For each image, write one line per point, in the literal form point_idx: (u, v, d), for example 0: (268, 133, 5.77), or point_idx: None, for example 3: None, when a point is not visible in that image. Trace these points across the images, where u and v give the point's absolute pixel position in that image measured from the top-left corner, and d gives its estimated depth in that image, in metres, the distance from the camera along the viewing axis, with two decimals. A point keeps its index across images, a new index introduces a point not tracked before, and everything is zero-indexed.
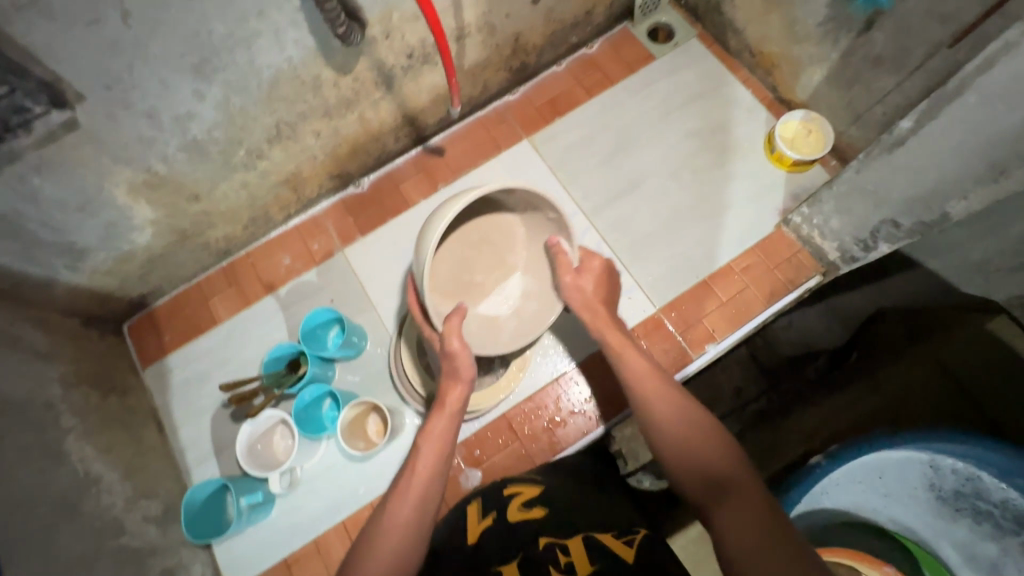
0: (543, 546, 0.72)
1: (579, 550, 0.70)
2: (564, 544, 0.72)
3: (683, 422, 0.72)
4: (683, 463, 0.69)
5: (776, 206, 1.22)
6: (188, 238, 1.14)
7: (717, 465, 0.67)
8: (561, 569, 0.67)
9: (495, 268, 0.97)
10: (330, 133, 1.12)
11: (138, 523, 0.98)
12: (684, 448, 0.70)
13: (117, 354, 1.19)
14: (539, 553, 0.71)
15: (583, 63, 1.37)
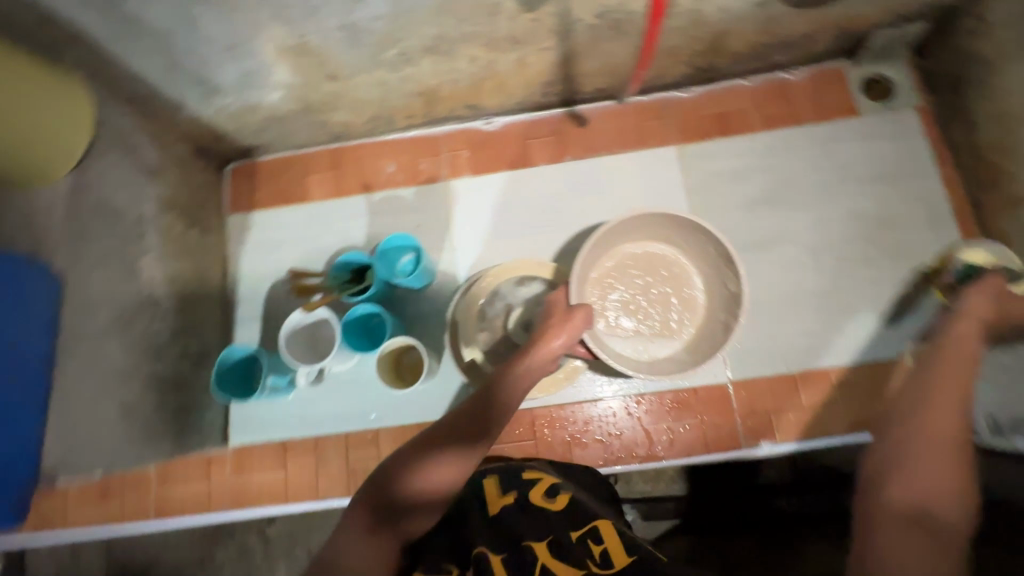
0: (574, 538, 0.72)
1: (615, 547, 0.70)
2: (592, 532, 0.73)
3: (945, 434, 0.65)
4: (913, 454, 0.65)
5: (912, 333, 1.07)
6: (312, 111, 1.12)
7: (944, 491, 0.61)
8: (595, 565, 0.69)
9: (659, 326, 1.06)
10: (484, 64, 1.04)
11: (175, 356, 1.03)
12: (919, 443, 0.65)
13: (212, 191, 1.22)
14: (571, 546, 0.71)
15: (775, 88, 1.20)
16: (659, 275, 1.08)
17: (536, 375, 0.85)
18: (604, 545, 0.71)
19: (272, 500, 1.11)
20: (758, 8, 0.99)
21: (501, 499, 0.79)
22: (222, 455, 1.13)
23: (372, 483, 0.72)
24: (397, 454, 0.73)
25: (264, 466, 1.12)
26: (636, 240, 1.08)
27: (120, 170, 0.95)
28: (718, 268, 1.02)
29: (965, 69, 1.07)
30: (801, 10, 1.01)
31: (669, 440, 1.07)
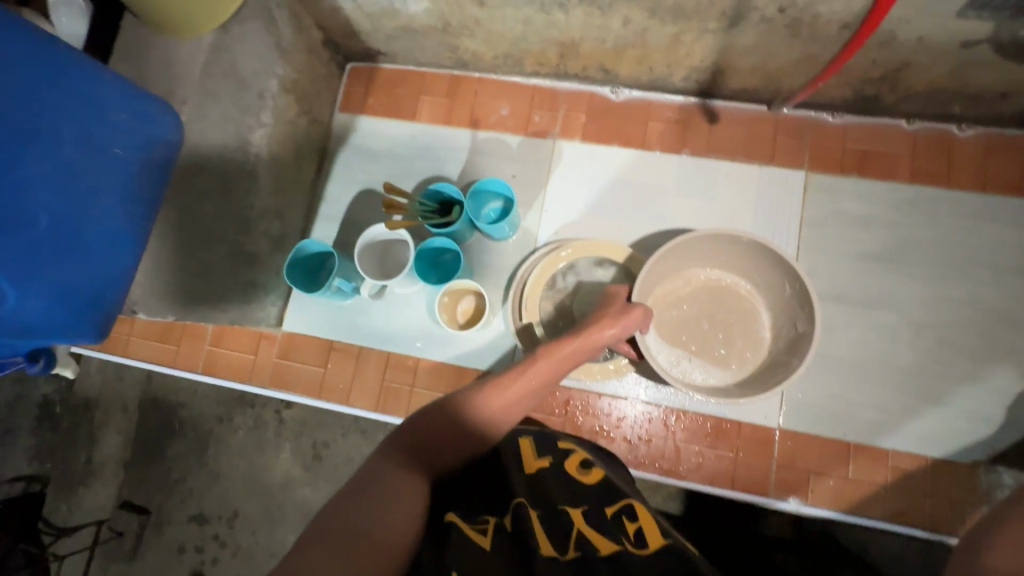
0: (610, 512, 0.65)
1: (651, 527, 0.64)
2: (630, 509, 0.66)
3: None
4: None
5: (995, 445, 0.98)
6: (447, 32, 1.10)
7: None
8: (631, 542, 0.61)
9: (714, 349, 1.02)
10: (636, 30, 0.98)
11: (258, 232, 1.07)
12: None
13: (329, 85, 1.23)
14: (609, 522, 0.64)
15: (937, 141, 1.08)
16: (731, 305, 1.03)
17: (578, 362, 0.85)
18: (640, 525, 0.64)
19: (306, 391, 1.16)
20: (960, 47, 0.87)
21: (536, 462, 0.72)
22: (273, 335, 1.19)
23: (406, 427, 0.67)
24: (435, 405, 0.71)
25: (307, 358, 1.17)
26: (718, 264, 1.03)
27: (258, 40, 0.96)
28: (790, 306, 0.97)
29: None
30: (1008, 63, 0.88)
31: (696, 463, 1.05)
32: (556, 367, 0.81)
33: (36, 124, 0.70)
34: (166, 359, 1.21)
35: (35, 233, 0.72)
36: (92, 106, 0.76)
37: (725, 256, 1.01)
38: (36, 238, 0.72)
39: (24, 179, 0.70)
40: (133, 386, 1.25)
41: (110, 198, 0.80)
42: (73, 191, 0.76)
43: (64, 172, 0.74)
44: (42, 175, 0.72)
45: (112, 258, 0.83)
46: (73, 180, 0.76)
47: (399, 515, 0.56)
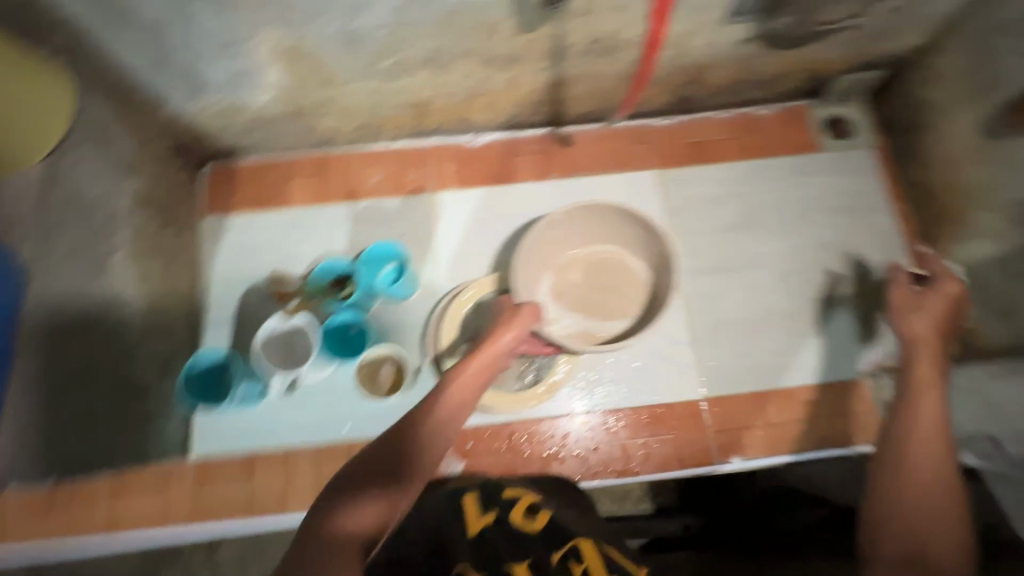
0: (556, 557, 0.70)
1: (594, 564, 0.69)
2: (577, 550, 0.72)
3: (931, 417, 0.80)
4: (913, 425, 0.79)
5: (872, 356, 1.13)
6: (301, 115, 1.11)
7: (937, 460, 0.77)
8: None
9: (608, 308, 1.11)
10: (479, 80, 1.07)
11: (141, 359, 0.98)
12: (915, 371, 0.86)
13: (189, 190, 1.18)
14: (555, 568, 0.68)
15: (749, 121, 1.27)
16: (608, 271, 1.13)
17: (489, 375, 0.84)
18: (586, 565, 0.69)
19: (236, 516, 1.05)
20: (739, 45, 1.06)
21: (480, 518, 0.78)
22: (184, 467, 1.07)
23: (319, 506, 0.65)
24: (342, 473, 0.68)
25: (229, 479, 1.07)
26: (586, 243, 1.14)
27: (98, 160, 0.91)
28: (647, 244, 1.09)
29: (919, 114, 1.17)
30: (776, 51, 1.08)
31: (645, 454, 1.09)
32: (470, 387, 0.80)
33: None
34: None
35: None
36: None
37: (584, 233, 1.13)
38: None
39: None
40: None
41: None
42: None
43: None
44: None
45: None
46: None
47: None
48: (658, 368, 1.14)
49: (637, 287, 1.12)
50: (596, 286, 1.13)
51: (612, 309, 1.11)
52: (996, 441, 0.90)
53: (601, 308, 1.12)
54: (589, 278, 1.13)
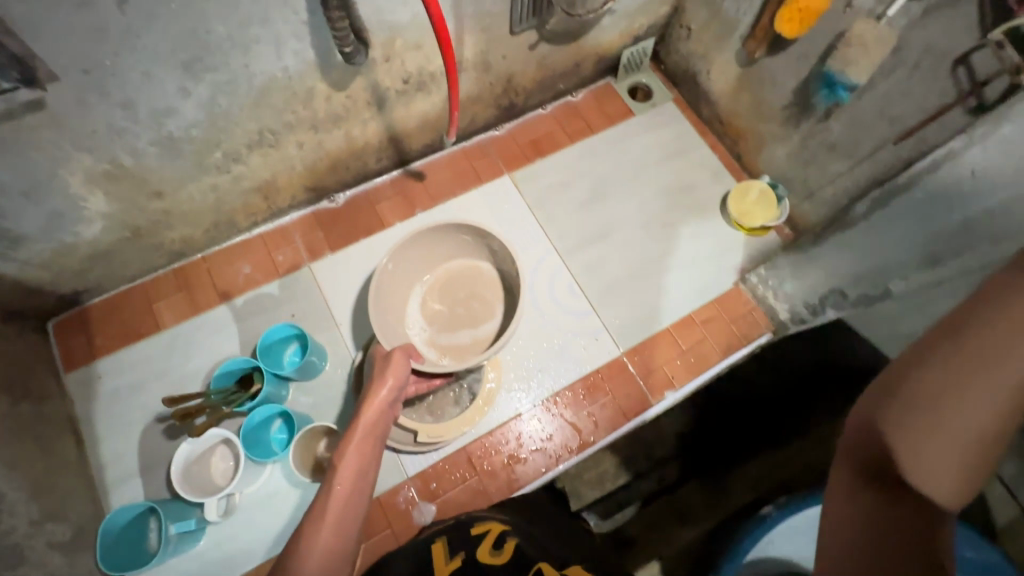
0: None
1: None
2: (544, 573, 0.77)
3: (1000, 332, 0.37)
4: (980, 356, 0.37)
5: (735, 264, 1.31)
6: (141, 235, 1.06)
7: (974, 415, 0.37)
8: None
9: (475, 313, 1.18)
10: (314, 146, 1.10)
11: (42, 551, 0.86)
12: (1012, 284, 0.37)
13: (39, 354, 1.07)
14: None
15: (566, 110, 1.44)
16: (463, 283, 1.20)
17: (382, 428, 0.83)
18: None
19: None
20: (531, 50, 1.20)
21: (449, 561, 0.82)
22: None
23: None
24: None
25: None
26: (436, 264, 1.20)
27: None
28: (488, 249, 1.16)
29: (690, 63, 1.39)
30: (562, 46, 1.24)
31: (593, 422, 1.16)
32: (364, 449, 0.78)
33: None
34: None
35: None
36: None
37: (425, 259, 1.18)
38: None
39: None
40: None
41: None
42: None
43: None
44: None
45: None
46: None
47: None
48: (573, 343, 1.22)
49: (492, 283, 1.19)
50: (459, 299, 1.19)
51: (479, 313, 1.18)
52: (839, 291, 1.06)
53: (470, 317, 1.18)
54: (450, 295, 1.19)
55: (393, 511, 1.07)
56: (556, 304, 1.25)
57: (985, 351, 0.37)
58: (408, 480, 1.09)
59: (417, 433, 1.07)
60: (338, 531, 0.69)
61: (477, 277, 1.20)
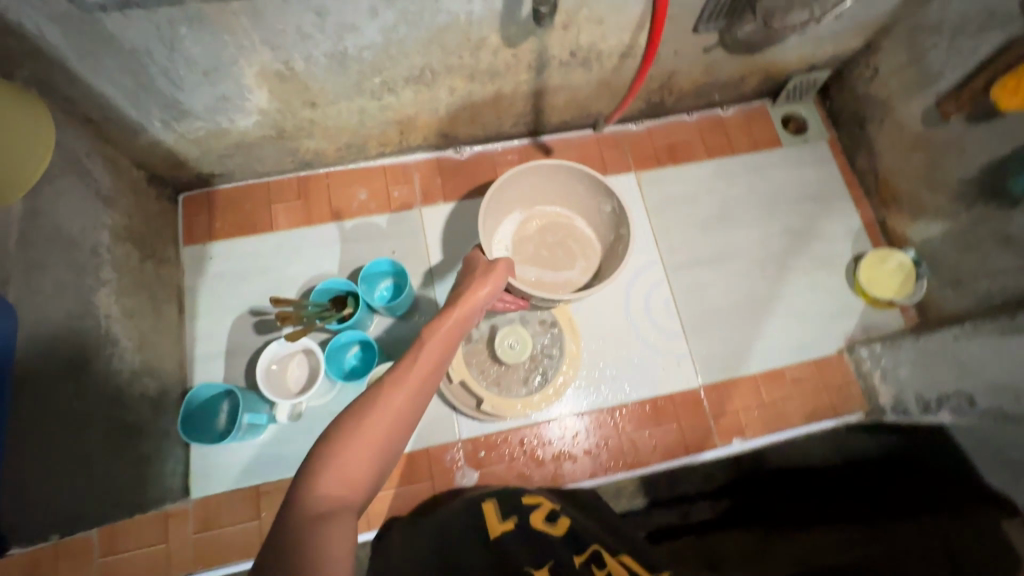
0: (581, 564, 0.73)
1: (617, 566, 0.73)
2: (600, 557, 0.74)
3: None
4: None
5: (845, 331, 1.22)
6: (284, 137, 1.10)
7: None
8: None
9: (557, 261, 1.17)
10: (463, 95, 1.09)
11: (134, 400, 0.94)
12: None
13: (166, 221, 1.14)
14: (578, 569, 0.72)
15: (713, 122, 1.36)
16: (560, 231, 1.19)
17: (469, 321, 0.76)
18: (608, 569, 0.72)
19: (246, 553, 1.02)
20: (704, 53, 1.13)
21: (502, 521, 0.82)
22: (184, 508, 1.03)
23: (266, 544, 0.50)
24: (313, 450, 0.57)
25: (234, 515, 1.04)
26: (550, 200, 1.18)
27: (77, 196, 0.87)
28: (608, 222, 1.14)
29: (862, 108, 1.28)
30: (736, 56, 1.16)
31: (652, 445, 1.13)
32: (453, 331, 0.71)
33: None
34: None
35: None
36: None
37: (539, 191, 1.16)
38: None
39: None
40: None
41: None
42: None
43: None
44: None
45: None
46: None
47: None
48: (654, 361, 1.18)
49: (585, 242, 1.18)
50: (548, 241, 1.18)
51: (564, 262, 1.17)
52: (972, 398, 0.98)
53: (557, 262, 1.17)
54: (542, 234, 1.18)
55: (438, 466, 1.09)
56: (647, 316, 1.21)
57: None
58: (459, 442, 1.10)
59: (482, 401, 1.08)
60: (414, 396, 0.62)
61: (571, 230, 1.19)
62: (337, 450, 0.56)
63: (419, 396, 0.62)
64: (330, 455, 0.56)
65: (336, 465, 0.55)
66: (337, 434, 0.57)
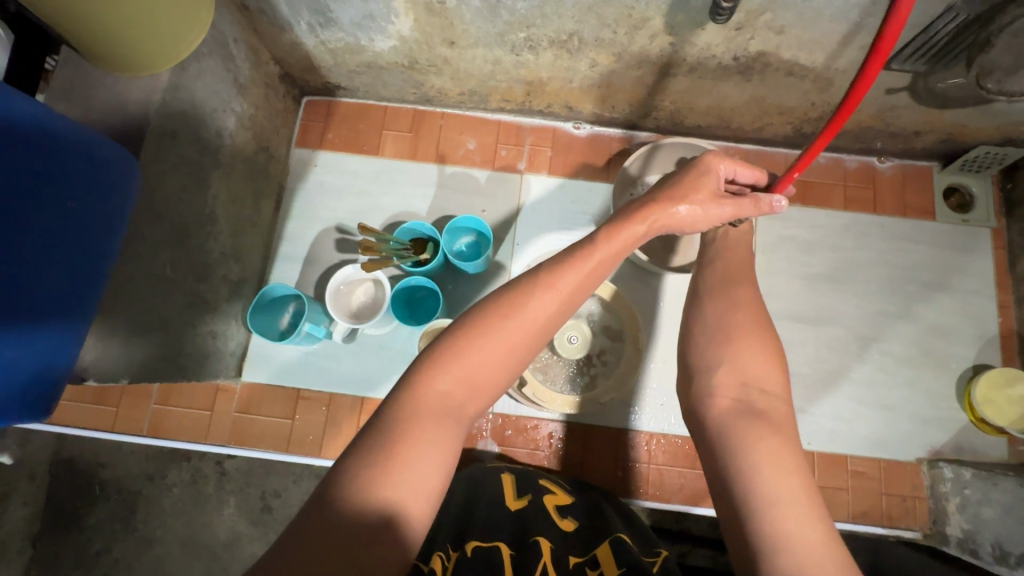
0: (576, 565, 0.71)
1: (610, 563, 0.70)
2: (594, 557, 0.72)
3: (768, 360, 0.71)
4: (738, 365, 0.70)
5: (932, 442, 1.09)
6: (413, 69, 1.09)
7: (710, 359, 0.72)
8: None
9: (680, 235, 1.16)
10: (603, 72, 1.02)
11: (218, 279, 1.01)
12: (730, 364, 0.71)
13: (286, 120, 1.18)
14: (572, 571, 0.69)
15: (862, 170, 1.21)
16: None
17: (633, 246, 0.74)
18: (601, 570, 0.70)
19: (275, 445, 1.09)
20: (885, 94, 0.99)
21: (516, 500, 0.84)
22: (232, 387, 1.12)
23: (395, 411, 0.59)
24: (423, 363, 0.63)
25: (271, 409, 1.11)
26: None
27: (215, 77, 0.91)
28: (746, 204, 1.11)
29: None
30: (922, 106, 1.01)
31: (679, 485, 1.07)
32: (626, 246, 0.72)
33: (31, 185, 0.61)
34: (100, 423, 1.11)
35: None
36: (60, 146, 0.64)
37: None
38: None
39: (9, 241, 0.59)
40: (42, 449, 1.10)
41: (71, 254, 0.66)
42: (48, 242, 0.63)
43: (57, 232, 0.64)
44: (27, 231, 0.61)
45: (65, 328, 0.68)
46: (34, 238, 0.62)
47: (420, 490, 0.55)
48: None
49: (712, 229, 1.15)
50: None
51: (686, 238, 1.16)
52: None
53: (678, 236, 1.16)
54: None
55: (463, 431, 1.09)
56: None
57: (710, 316, 0.75)
58: (490, 414, 1.10)
59: (525, 385, 1.04)
60: (551, 311, 0.66)
61: None
62: (450, 363, 0.62)
63: (524, 336, 0.64)
64: (462, 342, 0.63)
65: (447, 374, 0.62)
66: (451, 346, 0.63)
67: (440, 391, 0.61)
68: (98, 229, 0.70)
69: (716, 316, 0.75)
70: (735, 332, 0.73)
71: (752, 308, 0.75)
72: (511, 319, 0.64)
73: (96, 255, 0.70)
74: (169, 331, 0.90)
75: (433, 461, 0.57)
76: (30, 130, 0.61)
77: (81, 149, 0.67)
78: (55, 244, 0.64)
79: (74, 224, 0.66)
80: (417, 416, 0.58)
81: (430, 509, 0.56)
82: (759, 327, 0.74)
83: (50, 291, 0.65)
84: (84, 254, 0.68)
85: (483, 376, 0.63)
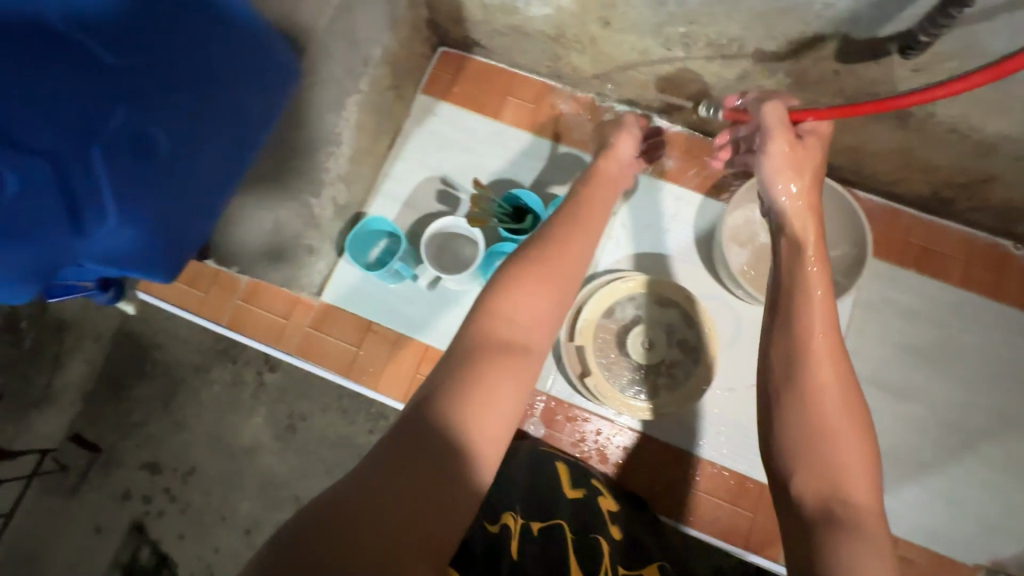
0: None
1: None
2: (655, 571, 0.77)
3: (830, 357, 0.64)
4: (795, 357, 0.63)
5: (995, 551, 1.02)
6: (557, 40, 1.09)
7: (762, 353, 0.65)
8: None
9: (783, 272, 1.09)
10: (750, 86, 0.99)
11: (329, 198, 1.05)
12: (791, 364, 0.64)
13: (419, 64, 1.21)
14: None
15: (992, 252, 1.12)
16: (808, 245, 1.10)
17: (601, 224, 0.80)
18: None
19: (336, 367, 1.14)
20: None
21: (571, 490, 0.88)
22: (310, 303, 1.16)
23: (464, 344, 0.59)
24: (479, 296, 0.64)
25: (341, 333, 1.15)
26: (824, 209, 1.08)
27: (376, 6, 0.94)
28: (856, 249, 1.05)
29: None
30: None
31: (715, 516, 1.05)
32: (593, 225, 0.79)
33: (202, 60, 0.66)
34: (187, 304, 1.18)
35: (157, 159, 0.63)
36: (239, 33, 0.69)
37: None
38: (155, 167, 0.63)
39: (179, 107, 0.65)
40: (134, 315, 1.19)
41: (229, 138, 0.71)
42: (211, 120, 0.68)
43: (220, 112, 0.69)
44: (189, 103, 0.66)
45: (212, 205, 0.72)
46: (201, 113, 0.67)
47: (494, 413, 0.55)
48: None
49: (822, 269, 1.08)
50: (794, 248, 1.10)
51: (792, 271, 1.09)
52: None
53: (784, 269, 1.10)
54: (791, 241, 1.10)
55: None
56: None
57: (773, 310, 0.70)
58: (544, 394, 1.11)
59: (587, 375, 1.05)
60: (575, 264, 0.70)
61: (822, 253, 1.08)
62: (499, 299, 0.63)
63: (562, 282, 0.67)
64: (510, 283, 0.64)
65: (501, 307, 0.62)
66: (498, 288, 0.65)
67: (504, 324, 0.61)
68: (255, 119, 0.74)
69: (788, 361, 0.60)
70: (806, 358, 0.59)
71: (832, 329, 0.61)
72: (550, 269, 0.67)
73: (247, 145, 0.74)
74: (279, 233, 0.94)
75: (504, 394, 0.56)
76: (225, 14, 0.68)
77: (261, 40, 0.72)
78: (209, 117, 0.68)
79: (232, 108, 0.70)
80: (486, 349, 0.58)
81: (498, 447, 0.54)
82: (843, 398, 0.57)
83: (203, 169, 0.69)
84: (239, 139, 0.73)
85: (535, 314, 0.64)
